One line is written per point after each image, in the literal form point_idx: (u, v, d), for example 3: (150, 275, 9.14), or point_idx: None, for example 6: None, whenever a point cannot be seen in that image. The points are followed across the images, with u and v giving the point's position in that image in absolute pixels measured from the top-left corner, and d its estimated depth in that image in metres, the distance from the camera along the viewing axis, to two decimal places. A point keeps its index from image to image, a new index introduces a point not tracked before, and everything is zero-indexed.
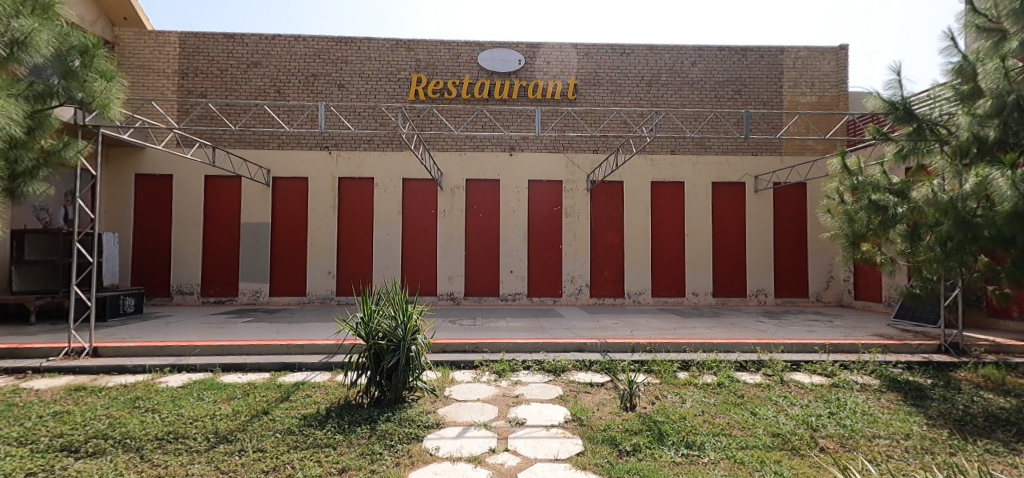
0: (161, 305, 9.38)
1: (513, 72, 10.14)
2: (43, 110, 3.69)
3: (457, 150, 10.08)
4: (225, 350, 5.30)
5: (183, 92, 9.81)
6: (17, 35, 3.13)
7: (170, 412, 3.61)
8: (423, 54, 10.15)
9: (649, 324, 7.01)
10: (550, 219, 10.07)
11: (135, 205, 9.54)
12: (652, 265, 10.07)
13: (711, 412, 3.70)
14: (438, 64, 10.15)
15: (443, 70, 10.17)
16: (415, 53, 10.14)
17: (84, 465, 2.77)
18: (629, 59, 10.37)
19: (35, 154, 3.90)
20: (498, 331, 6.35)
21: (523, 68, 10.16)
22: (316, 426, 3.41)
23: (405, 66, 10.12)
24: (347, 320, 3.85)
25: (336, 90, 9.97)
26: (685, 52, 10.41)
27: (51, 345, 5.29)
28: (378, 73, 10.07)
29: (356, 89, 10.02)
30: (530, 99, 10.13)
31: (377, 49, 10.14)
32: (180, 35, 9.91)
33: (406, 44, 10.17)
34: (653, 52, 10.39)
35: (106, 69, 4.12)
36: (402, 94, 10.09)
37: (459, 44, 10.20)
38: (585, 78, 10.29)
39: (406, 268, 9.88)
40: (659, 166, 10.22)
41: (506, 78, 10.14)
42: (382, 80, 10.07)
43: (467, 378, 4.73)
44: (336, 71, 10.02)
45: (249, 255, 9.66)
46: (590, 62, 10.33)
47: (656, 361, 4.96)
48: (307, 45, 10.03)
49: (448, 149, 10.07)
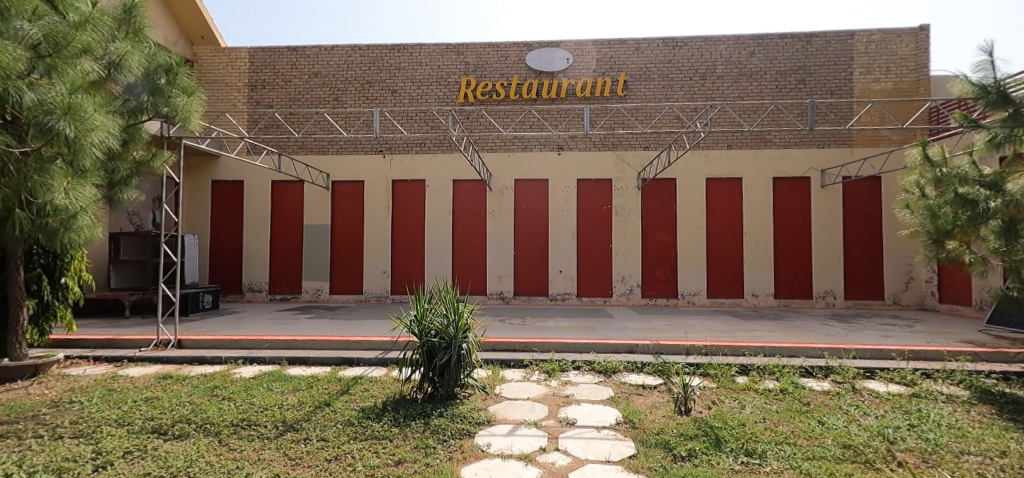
0: (235, 302, 10.14)
1: (561, 71, 10.12)
2: (135, 122, 4.18)
3: (506, 151, 10.17)
4: (290, 344, 5.59)
5: (252, 103, 10.53)
6: (114, 58, 3.80)
7: (244, 401, 3.90)
8: (473, 57, 10.31)
9: (704, 326, 6.75)
10: (599, 218, 9.94)
11: (212, 209, 10.35)
12: (708, 265, 9.71)
13: (773, 418, 3.52)
14: (487, 66, 10.26)
15: (492, 72, 10.26)
16: (465, 57, 10.32)
17: (171, 447, 3.08)
18: (682, 52, 10.05)
19: (129, 165, 4.29)
20: (547, 331, 6.32)
21: (572, 66, 10.12)
22: (374, 418, 3.60)
23: (455, 70, 10.33)
24: (403, 318, 4.07)
25: (390, 95, 10.35)
26: (742, 42, 9.97)
27: (142, 337, 5.80)
28: (429, 78, 10.35)
29: (409, 94, 10.34)
30: (579, 97, 10.06)
31: (428, 54, 10.42)
32: (250, 50, 10.63)
33: (456, 48, 10.38)
34: (707, 43, 10.02)
35: (187, 85, 4.46)
36: (453, 97, 10.29)
37: (507, 45, 10.27)
38: (636, 74, 10.06)
39: (457, 268, 10.09)
40: (713, 162, 9.84)
41: (554, 77, 10.11)
42: (433, 85, 10.33)
43: (517, 377, 4.72)
44: (390, 78, 10.39)
45: (312, 256, 10.22)
46: (641, 57, 10.10)
47: (713, 364, 4.75)
48: (363, 54, 10.49)
49: (497, 150, 10.19)
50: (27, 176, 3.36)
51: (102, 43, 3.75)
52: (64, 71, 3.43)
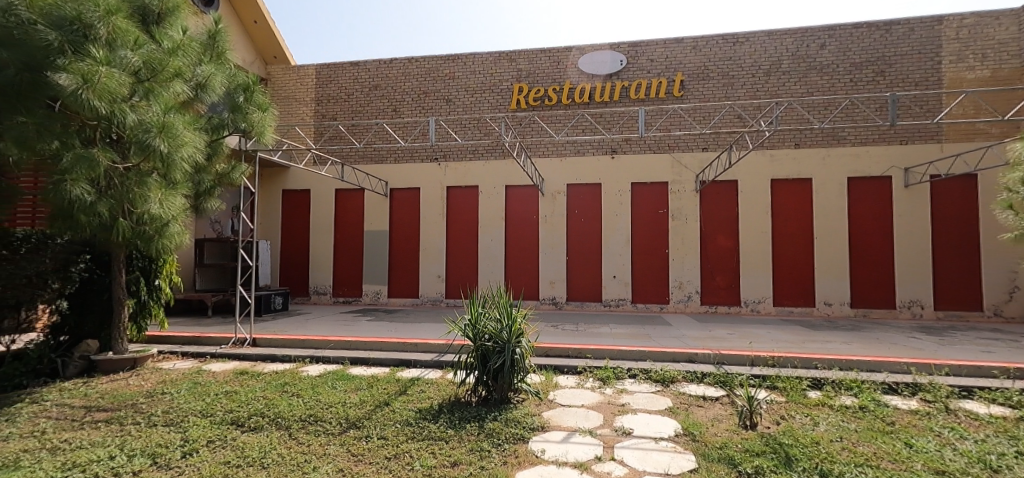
0: (302, 304, 10.79)
1: (615, 73, 10.01)
2: (216, 138, 4.57)
3: (559, 156, 10.17)
4: (351, 345, 5.86)
5: (319, 116, 11.21)
6: (201, 79, 4.23)
7: (311, 397, 4.12)
8: (525, 63, 10.42)
9: (771, 336, 6.38)
10: (654, 223, 9.70)
11: (282, 216, 11.10)
12: (773, 271, 9.20)
13: (850, 438, 3.26)
14: (539, 71, 10.34)
15: (544, 77, 10.32)
16: (517, 63, 10.45)
17: (247, 438, 3.31)
18: (743, 48, 9.63)
19: (212, 177, 4.72)
20: (600, 337, 6.23)
21: (625, 68, 9.98)
22: (430, 419, 3.68)
23: (507, 77, 10.48)
24: (456, 321, 4.15)
25: (445, 105, 10.66)
26: (810, 35, 9.41)
27: (223, 335, 6.29)
28: (483, 86, 10.56)
29: (462, 102, 10.61)
30: (633, 99, 9.89)
31: (482, 63, 10.64)
32: (316, 67, 11.32)
33: (509, 55, 10.53)
34: (771, 38, 9.54)
35: (263, 102, 4.74)
36: (505, 104, 10.44)
37: (559, 50, 10.29)
38: (693, 73, 9.76)
39: (510, 273, 10.19)
40: (779, 162, 9.32)
41: (607, 80, 10.02)
42: (486, 92, 10.53)
43: (570, 383, 4.68)
44: (444, 87, 10.71)
45: (371, 260, 10.70)
46: (698, 56, 9.79)
47: (781, 377, 4.48)
48: (420, 65, 10.88)
49: (550, 156, 10.22)
50: (129, 189, 3.74)
51: (190, 66, 4.14)
52: (159, 93, 3.84)
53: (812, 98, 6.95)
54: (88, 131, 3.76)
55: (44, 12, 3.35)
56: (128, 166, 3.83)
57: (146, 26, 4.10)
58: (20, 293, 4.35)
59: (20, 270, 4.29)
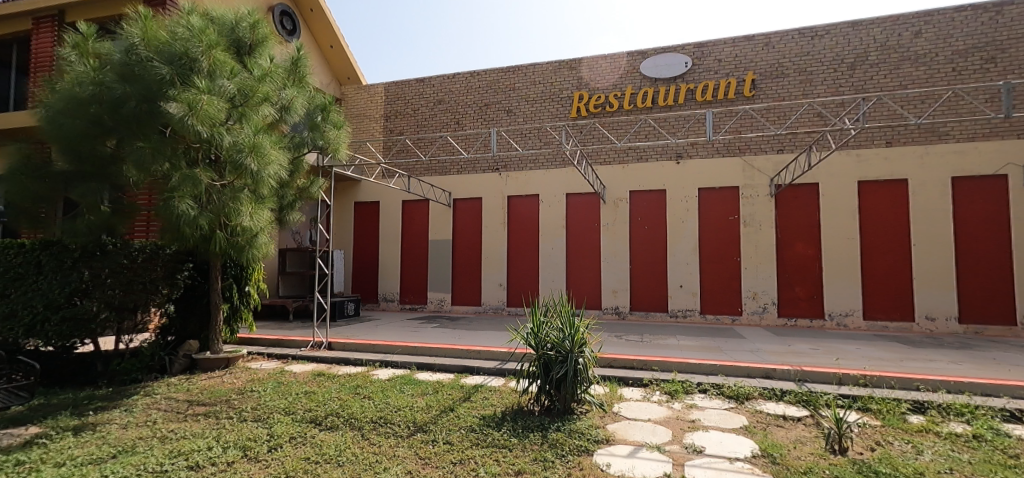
0: (372, 310, 11.39)
1: (679, 76, 9.74)
2: (298, 155, 4.97)
3: (620, 163, 10.02)
4: (417, 351, 6.08)
5: (387, 132, 11.85)
6: (285, 102, 4.62)
7: (381, 400, 4.32)
8: (585, 71, 10.41)
9: (863, 353, 5.85)
10: (724, 229, 9.28)
11: (353, 227, 11.83)
12: (862, 282, 8.47)
13: (962, 470, 2.89)
14: (600, 78, 10.29)
15: (605, 84, 10.25)
16: (577, 71, 10.47)
17: (324, 436, 3.51)
18: (822, 42, 9.01)
19: (294, 192, 5.13)
20: (667, 349, 6.03)
21: (690, 70, 9.68)
22: (494, 427, 3.72)
23: (568, 85, 10.52)
24: (519, 330, 4.18)
25: (506, 116, 10.89)
26: (902, 22, 8.62)
27: (303, 338, 6.76)
28: (543, 95, 10.68)
29: (523, 113, 10.78)
30: (699, 101, 9.56)
31: (542, 73, 10.76)
32: (385, 85, 12.01)
33: (569, 64, 10.57)
34: (856, 29, 8.84)
35: (337, 120, 5.15)
36: (565, 112, 10.47)
37: (620, 56, 10.18)
38: (766, 71, 9.27)
39: (572, 281, 10.14)
40: (867, 162, 8.58)
41: (671, 83, 9.77)
42: (546, 101, 10.64)
43: (636, 396, 4.55)
44: (505, 99, 10.95)
45: (436, 269, 11.10)
46: (772, 53, 9.28)
47: (874, 398, 4.09)
48: (481, 78, 11.20)
49: (611, 163, 10.09)
50: (225, 203, 4.10)
51: (277, 90, 4.53)
52: (250, 117, 4.22)
53: (901, 91, 6.35)
54: (193, 153, 4.20)
55: (161, 51, 3.85)
56: (225, 183, 4.21)
57: (241, 57, 4.55)
58: (138, 297, 4.87)
59: (138, 277, 4.84)
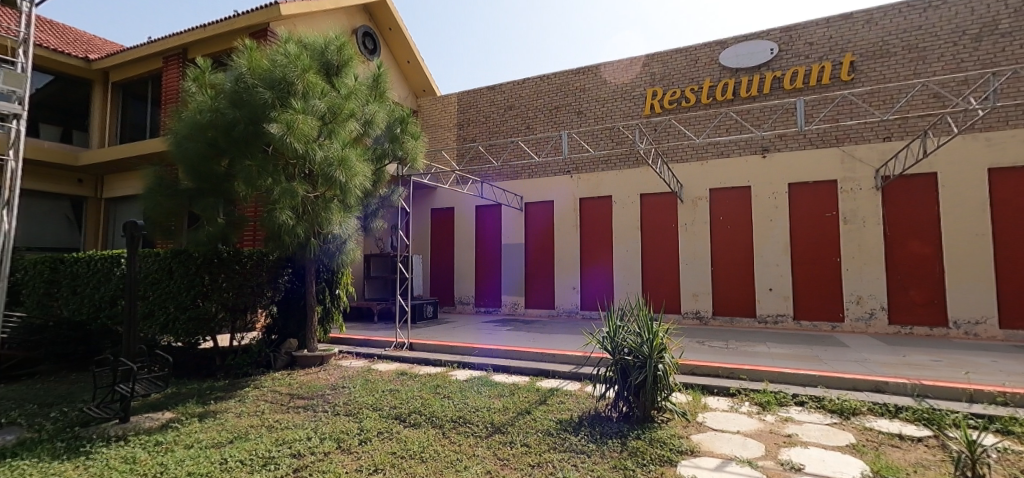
0: (448, 312, 11.85)
1: (764, 64, 9.14)
2: (380, 167, 5.30)
3: (699, 160, 9.59)
4: (494, 353, 6.23)
5: (460, 139, 12.31)
6: (367, 116, 4.98)
7: (460, 400, 4.47)
8: (660, 67, 10.11)
9: (1001, 367, 5.08)
10: (819, 228, 8.55)
11: (430, 233, 12.43)
12: (994, 285, 7.39)
13: None
14: (675, 73, 9.93)
15: (681, 78, 9.87)
16: (651, 68, 10.20)
17: (408, 433, 3.69)
18: (939, 14, 8.00)
19: (376, 202, 5.48)
20: (756, 357, 5.66)
21: (777, 57, 9.05)
22: (571, 431, 3.70)
23: (641, 83, 10.29)
24: (595, 334, 4.13)
25: (576, 117, 10.87)
26: None
27: (387, 338, 7.20)
28: (614, 95, 10.52)
29: (594, 113, 10.70)
30: (787, 89, 8.90)
31: (613, 72, 10.59)
32: (457, 95, 12.47)
33: (642, 61, 10.33)
34: None
35: (415, 131, 5.45)
36: (638, 110, 10.24)
37: (697, 48, 9.75)
38: (868, 52, 8.41)
39: (649, 285, 9.84)
40: (1000, 147, 7.45)
41: (755, 72, 9.20)
42: (618, 100, 10.47)
43: (723, 406, 4.32)
44: (575, 101, 10.93)
45: (509, 273, 11.32)
46: (875, 31, 8.41)
47: (1019, 419, 3.55)
48: (551, 82, 11.27)
49: (689, 160, 9.69)
50: (318, 213, 4.49)
51: (360, 107, 4.87)
52: (338, 132, 4.56)
53: None
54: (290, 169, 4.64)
55: (264, 77, 4.26)
56: (317, 195, 4.58)
57: (330, 77, 4.93)
58: (248, 299, 5.40)
59: (247, 281, 5.38)
